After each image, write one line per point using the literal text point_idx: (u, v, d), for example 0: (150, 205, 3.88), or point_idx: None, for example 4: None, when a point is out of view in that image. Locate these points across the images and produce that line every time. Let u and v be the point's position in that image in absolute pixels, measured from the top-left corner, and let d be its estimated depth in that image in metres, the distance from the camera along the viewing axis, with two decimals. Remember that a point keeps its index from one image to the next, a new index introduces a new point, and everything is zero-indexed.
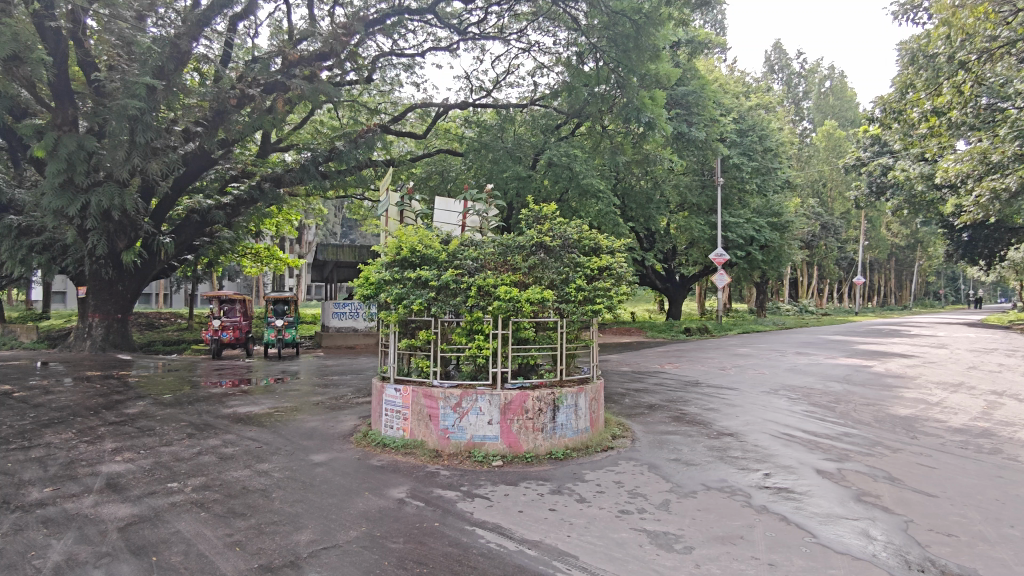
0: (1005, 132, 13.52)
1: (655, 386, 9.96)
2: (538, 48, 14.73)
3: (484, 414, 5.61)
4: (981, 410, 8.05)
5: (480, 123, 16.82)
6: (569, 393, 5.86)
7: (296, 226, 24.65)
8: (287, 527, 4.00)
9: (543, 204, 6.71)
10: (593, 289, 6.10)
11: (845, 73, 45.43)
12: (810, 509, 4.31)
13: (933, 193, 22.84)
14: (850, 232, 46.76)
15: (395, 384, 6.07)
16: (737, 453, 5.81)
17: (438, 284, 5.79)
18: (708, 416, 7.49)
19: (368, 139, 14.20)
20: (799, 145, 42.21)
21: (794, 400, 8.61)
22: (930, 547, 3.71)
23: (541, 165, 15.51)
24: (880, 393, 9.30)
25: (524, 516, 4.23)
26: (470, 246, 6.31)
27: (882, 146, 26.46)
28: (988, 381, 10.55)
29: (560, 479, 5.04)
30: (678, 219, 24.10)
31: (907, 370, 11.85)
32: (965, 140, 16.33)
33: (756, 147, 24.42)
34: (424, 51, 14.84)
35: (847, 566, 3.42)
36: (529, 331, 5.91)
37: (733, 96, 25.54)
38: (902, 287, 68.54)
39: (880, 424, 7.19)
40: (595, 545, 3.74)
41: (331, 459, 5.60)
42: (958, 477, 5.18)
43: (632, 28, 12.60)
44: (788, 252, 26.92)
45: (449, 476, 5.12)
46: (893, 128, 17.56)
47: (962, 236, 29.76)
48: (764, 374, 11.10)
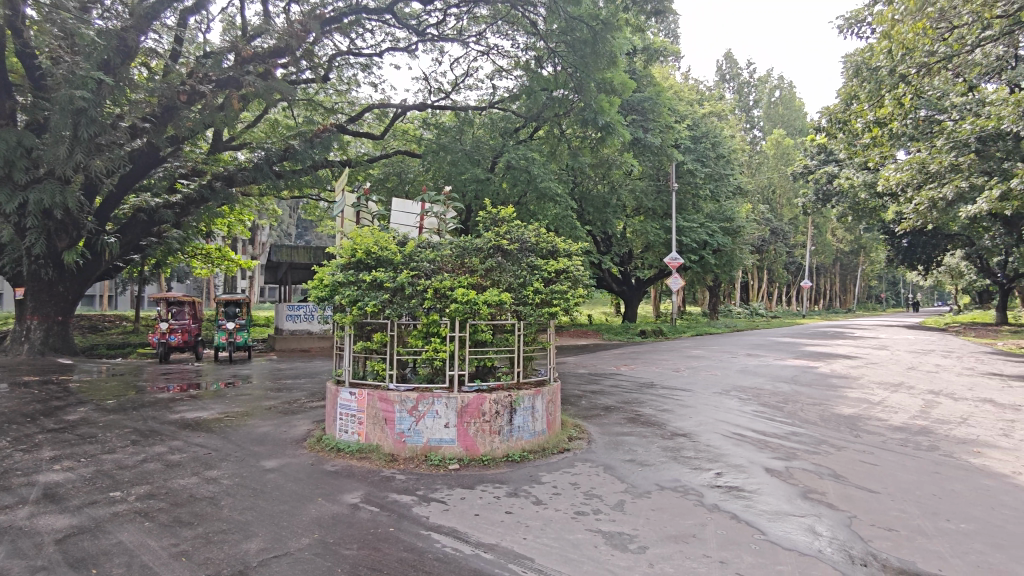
0: (941, 142, 14.50)
1: (611, 387, 10.07)
2: (498, 51, 14.77)
3: (440, 416, 5.57)
4: (919, 409, 8.41)
5: (438, 125, 16.69)
6: (527, 396, 5.87)
7: (249, 226, 24.05)
8: (236, 535, 3.89)
9: (500, 207, 6.73)
10: (550, 292, 6.14)
11: (793, 83, 47.01)
12: (759, 507, 4.42)
13: (875, 200, 23.79)
14: (798, 238, 48.33)
15: (350, 388, 5.99)
16: (690, 453, 5.92)
17: (393, 285, 5.73)
18: (662, 417, 7.62)
19: (325, 138, 13.97)
20: (750, 153, 43.47)
21: (744, 401, 8.82)
22: (872, 541, 3.84)
23: (500, 168, 15.50)
24: (825, 393, 9.62)
25: (480, 519, 4.21)
26: (427, 248, 6.28)
27: (828, 155, 27.51)
28: (926, 381, 11.04)
29: (517, 481, 5.06)
30: (633, 223, 24.41)
31: (851, 371, 12.31)
32: (905, 150, 17.07)
33: (709, 154, 25.03)
34: (382, 51, 14.69)
35: (794, 562, 3.51)
36: (486, 333, 5.88)
37: (687, 104, 26.08)
38: (846, 290, 71.07)
39: (825, 423, 7.44)
40: (551, 547, 3.75)
41: (283, 465, 5.48)
42: (898, 473, 5.39)
43: (590, 34, 12.70)
44: (740, 257, 27.59)
45: (405, 481, 5.06)
46: (839, 138, 18.22)
47: (902, 242, 31.03)
48: (717, 376, 11.34)
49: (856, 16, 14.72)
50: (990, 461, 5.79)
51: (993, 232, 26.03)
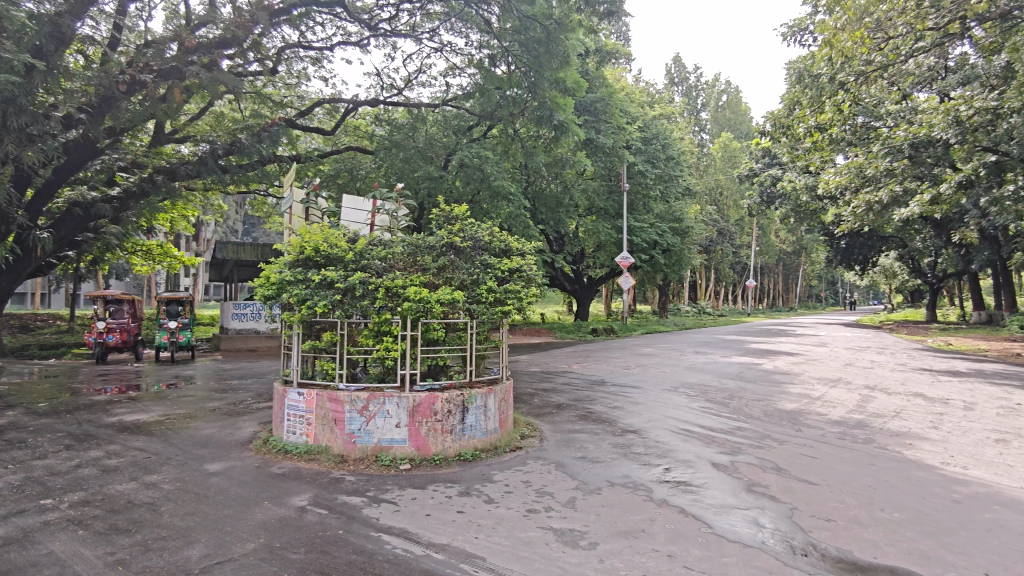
0: (877, 148, 15.23)
1: (563, 385, 10.16)
2: (451, 48, 14.65)
3: (392, 416, 5.50)
4: (856, 403, 8.77)
5: (390, 121, 16.45)
6: (479, 394, 5.85)
7: (192, 222, 23.28)
8: (178, 541, 3.76)
9: (453, 205, 6.70)
10: (503, 291, 6.13)
11: (739, 88, 48.50)
12: (706, 501, 4.53)
13: (816, 203, 24.74)
14: (744, 238, 49.81)
15: (298, 388, 5.85)
16: (640, 449, 6.01)
17: (344, 285, 5.63)
18: (613, 414, 7.72)
19: (272, 133, 13.60)
20: (698, 155, 44.63)
21: (691, 397, 9.03)
22: (812, 532, 3.99)
23: (453, 166, 15.47)
24: (768, 389, 9.93)
25: (432, 519, 4.18)
26: (379, 246, 6.18)
27: (772, 159, 28.54)
28: (862, 376, 11.54)
29: (469, 480, 5.04)
30: (586, 223, 24.61)
31: (792, 367, 12.75)
32: (843, 155, 17.82)
33: (660, 155, 25.55)
34: (333, 45, 14.37)
35: (739, 554, 3.61)
36: (438, 332, 5.84)
37: (638, 106, 26.49)
38: (789, 289, 73.60)
39: (769, 418, 7.67)
40: (503, 545, 3.75)
41: (227, 468, 5.31)
42: (837, 465, 5.60)
43: (543, 33, 12.76)
44: (688, 257, 28.23)
45: (355, 482, 4.97)
46: (782, 142, 18.86)
47: (841, 244, 32.32)
48: (666, 373, 11.57)
49: (799, 24, 15.23)
50: (921, 453, 6.07)
51: (923, 234, 27.35)
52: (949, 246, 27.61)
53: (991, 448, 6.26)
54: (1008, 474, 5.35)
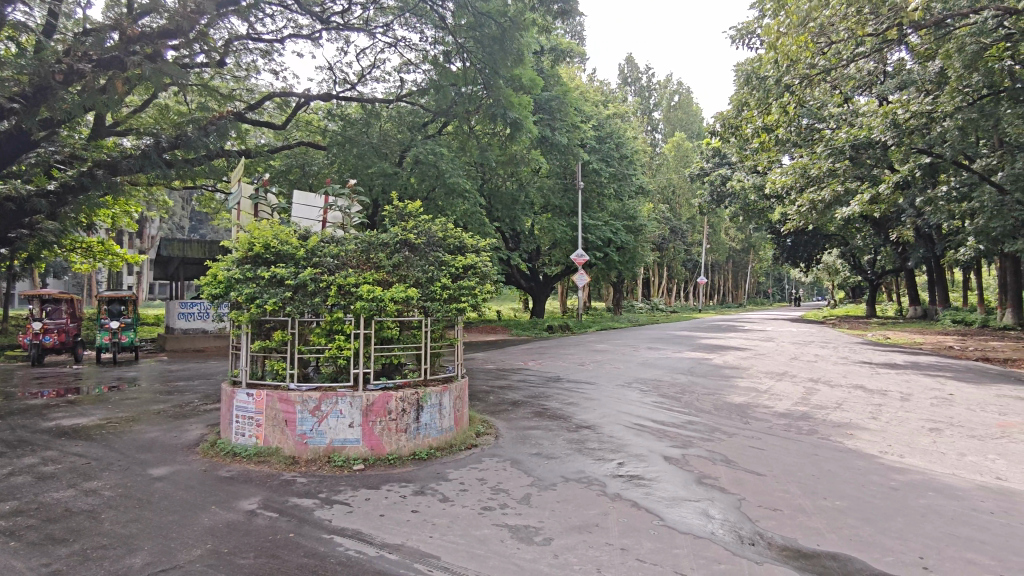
0: (821, 149, 15.76)
1: (519, 382, 10.20)
2: (406, 44, 14.48)
3: (345, 416, 5.41)
4: (801, 395, 9.08)
5: (343, 117, 16.08)
6: (434, 392, 5.81)
7: (135, 218, 22.44)
8: (119, 549, 3.62)
9: (407, 201, 6.63)
10: (457, 288, 6.11)
11: (690, 89, 49.52)
12: (658, 494, 4.61)
13: (763, 202, 25.51)
14: (695, 236, 50.97)
15: (248, 389, 5.69)
16: (594, 445, 6.08)
17: (294, 282, 5.49)
18: (568, 410, 7.79)
19: (220, 126, 13.23)
20: (651, 154, 45.42)
21: (644, 392, 9.18)
22: (759, 521, 4.10)
23: (408, 162, 15.38)
24: (718, 383, 10.19)
25: (385, 519, 4.13)
26: (331, 243, 6.05)
27: (721, 158, 29.27)
28: (806, 370, 11.95)
29: (423, 479, 5.01)
30: (541, 221, 24.70)
31: (740, 362, 13.11)
32: (789, 156, 18.40)
33: (613, 154, 25.93)
34: (283, 37, 14.04)
35: (689, 545, 3.68)
36: (392, 330, 5.77)
37: (593, 105, 26.76)
38: (738, 286, 75.63)
39: (718, 411, 7.87)
40: (457, 544, 3.74)
41: (173, 472, 5.14)
42: (783, 456, 5.78)
43: (498, 31, 12.80)
44: (642, 255, 28.67)
45: (307, 484, 4.88)
46: (731, 143, 19.35)
47: (786, 242, 33.44)
48: (620, 369, 11.75)
49: (748, 27, 15.58)
50: (861, 443, 6.32)
51: (863, 232, 28.52)
52: (887, 243, 28.84)
53: (926, 437, 6.57)
54: (941, 461, 5.61)
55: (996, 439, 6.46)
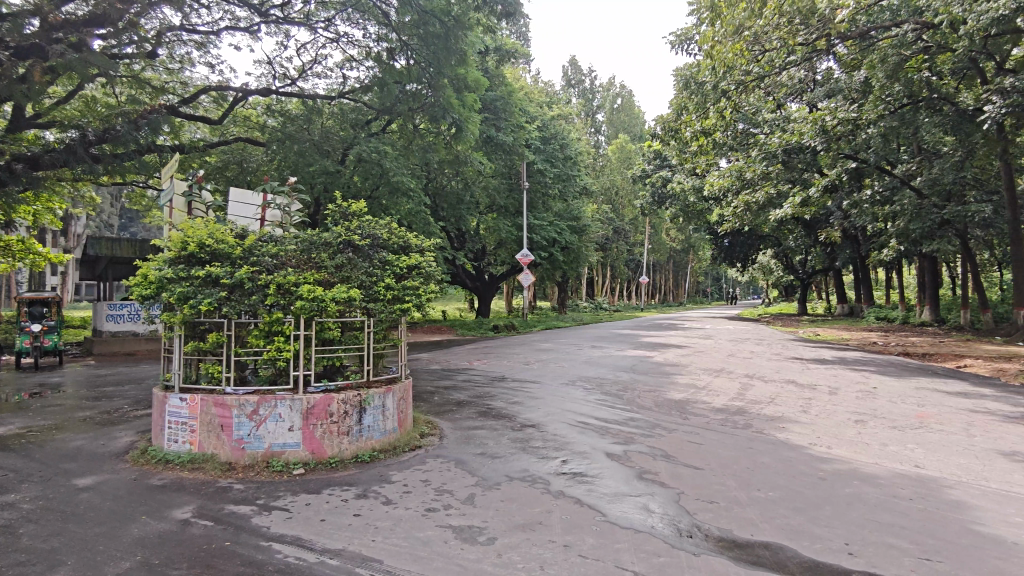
0: (756, 153, 16.32)
1: (464, 382, 10.17)
2: (348, 39, 14.23)
3: (284, 420, 5.28)
4: (737, 391, 9.40)
5: (283, 113, 15.69)
6: (377, 394, 5.74)
7: (58, 215, 21.24)
8: (39, 566, 3.42)
9: (351, 201, 6.52)
10: (401, 288, 6.05)
11: (632, 92, 50.52)
12: (601, 490, 4.69)
13: (702, 203, 26.34)
14: (637, 236, 52.08)
15: (180, 394, 5.47)
16: (538, 443, 6.13)
17: (231, 282, 5.30)
18: (512, 409, 7.81)
19: (152, 120, 12.69)
20: (594, 156, 46.12)
21: (588, 390, 9.31)
22: (697, 514, 4.22)
23: (351, 160, 15.15)
24: (659, 380, 10.45)
25: (326, 524, 4.05)
26: (269, 242, 5.88)
27: (662, 161, 30.00)
28: (742, 366, 12.38)
29: (366, 482, 4.93)
30: (487, 220, 24.72)
31: (680, 359, 13.47)
32: (726, 159, 19.02)
33: (557, 155, 26.29)
34: (219, 30, 13.58)
35: (630, 540, 3.75)
36: (334, 331, 5.66)
37: (537, 105, 26.93)
38: (678, 285, 77.61)
39: (659, 408, 8.05)
40: (400, 546, 3.70)
41: (100, 482, 4.90)
42: (719, 450, 5.96)
43: (442, 30, 12.80)
44: (586, 255, 29.08)
45: (244, 490, 4.73)
46: (671, 145, 19.85)
47: (724, 242, 34.60)
48: (565, 367, 11.87)
49: (686, 33, 16.00)
50: (793, 435, 6.58)
51: (795, 233, 29.76)
52: (817, 244, 30.20)
53: (852, 428, 6.90)
54: (866, 452, 5.91)
55: (914, 429, 6.86)
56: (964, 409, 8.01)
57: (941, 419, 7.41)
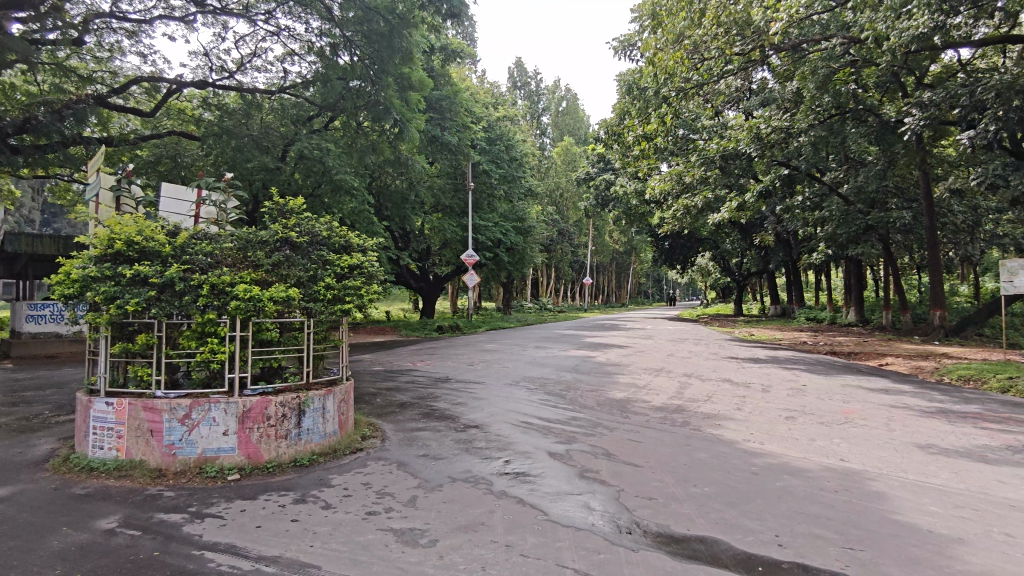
0: (695, 159, 16.80)
1: (407, 384, 10.05)
2: (289, 33, 13.87)
3: (218, 424, 5.10)
4: (676, 389, 9.64)
5: (220, 106, 15.16)
6: (316, 396, 5.62)
7: None
8: None
9: (289, 197, 6.36)
10: (342, 288, 5.96)
11: (577, 96, 51.16)
12: (543, 489, 4.72)
13: (643, 206, 26.93)
14: (581, 238, 52.78)
15: (106, 398, 5.21)
16: (481, 443, 6.13)
17: (160, 281, 5.07)
18: (455, 410, 7.78)
19: (77, 111, 12.02)
20: (540, 158, 46.49)
21: (531, 390, 9.37)
22: (636, 511, 4.30)
23: (292, 157, 14.79)
24: (601, 379, 10.60)
25: (262, 531, 3.93)
26: (203, 240, 5.66)
27: (605, 164, 30.52)
28: (681, 365, 12.72)
29: (305, 487, 4.81)
30: (432, 220, 24.57)
31: (621, 359, 13.72)
32: (666, 163, 19.48)
33: (503, 156, 26.39)
34: (152, 18, 13.01)
35: (571, 537, 3.80)
36: (272, 332, 5.51)
37: (484, 106, 26.91)
38: (621, 286, 79.05)
39: (600, 407, 8.17)
40: (339, 551, 3.63)
41: (16, 493, 4.62)
42: (659, 448, 6.09)
43: (386, 27, 12.63)
44: (530, 255, 29.25)
45: (174, 497, 4.55)
46: (614, 149, 20.21)
47: (664, 244, 35.48)
48: (509, 368, 11.90)
49: (629, 40, 16.34)
50: (728, 432, 6.78)
51: (732, 237, 30.81)
52: (752, 248, 31.32)
53: (782, 424, 7.18)
54: (796, 447, 6.15)
55: (840, 424, 7.19)
56: (885, 405, 8.45)
57: (865, 415, 7.79)
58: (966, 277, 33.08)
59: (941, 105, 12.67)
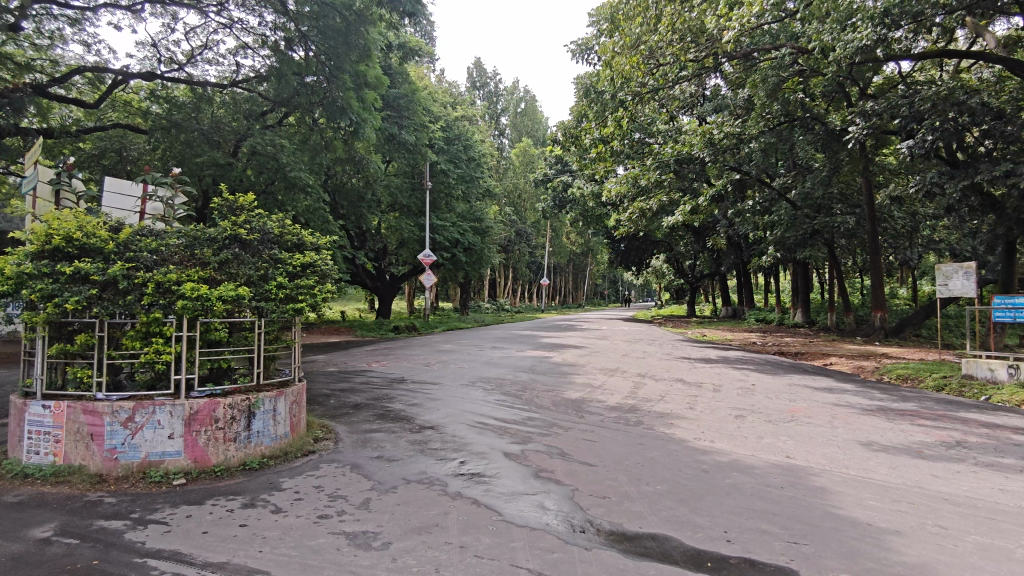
0: (650, 162, 17.10)
1: (361, 384, 9.91)
2: (242, 26, 13.52)
3: (163, 427, 4.93)
4: (631, 389, 9.78)
5: (169, 99, 14.70)
6: (267, 398, 5.49)
7: None
8: None
9: (239, 194, 6.19)
10: (295, 287, 5.84)
11: (535, 97, 51.38)
12: (498, 489, 4.72)
13: (600, 208, 27.22)
14: (539, 240, 53.06)
15: (43, 401, 4.98)
16: (436, 444, 6.10)
17: (102, 279, 4.88)
18: (410, 411, 7.72)
19: (14, 100, 11.49)
20: (498, 158, 46.56)
21: (487, 391, 9.37)
22: (589, 509, 4.34)
23: (244, 153, 14.44)
24: (557, 380, 10.67)
25: (209, 537, 3.82)
26: (148, 236, 5.45)
27: (563, 166, 30.77)
28: (636, 365, 12.90)
29: (254, 491, 4.70)
30: (388, 219, 24.38)
31: (577, 359, 13.84)
32: (623, 166, 19.75)
33: (461, 155, 26.32)
34: (96, 6, 12.50)
35: (525, 538, 3.81)
36: (221, 332, 5.36)
37: (442, 105, 26.77)
38: (577, 287, 79.80)
39: (556, 407, 8.23)
40: (289, 556, 3.55)
41: None
42: (613, 447, 6.17)
43: (342, 23, 12.41)
44: (488, 256, 29.26)
45: (116, 504, 4.37)
46: (572, 151, 20.39)
47: (620, 246, 35.99)
48: (465, 369, 11.85)
49: (586, 43, 16.52)
50: (680, 430, 6.92)
51: (685, 239, 31.49)
52: (705, 250, 32.03)
53: (732, 423, 7.36)
54: (745, 444, 6.32)
55: (787, 423, 7.40)
56: (829, 403, 8.75)
57: (810, 413, 8.05)
58: (905, 280, 34.51)
59: (883, 115, 13.13)
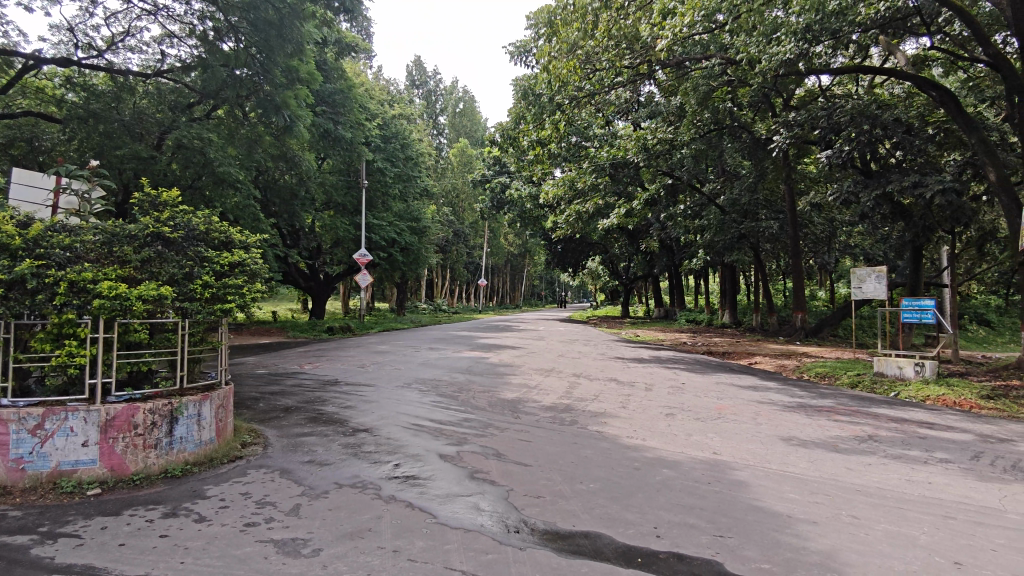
0: (586, 165, 17.37)
1: (292, 387, 9.64)
2: (168, 13, 12.91)
3: (76, 434, 4.66)
4: (567, 389, 9.91)
5: (86, 87, 13.86)
6: (191, 402, 5.26)
7: None
8: None
9: (162, 189, 5.91)
10: (222, 286, 5.63)
11: (474, 98, 51.28)
12: (432, 492, 4.69)
13: (538, 210, 27.42)
14: (477, 240, 52.99)
15: None
16: (370, 447, 5.99)
17: (8, 277, 4.55)
18: (344, 414, 7.56)
19: None
20: (436, 158, 46.21)
21: (423, 392, 9.30)
22: (524, 509, 4.37)
23: (169, 146, 13.84)
24: (493, 380, 10.69)
25: (126, 549, 3.63)
26: (61, 231, 5.13)
27: (500, 167, 30.84)
28: (571, 365, 13.08)
29: (176, 500, 4.49)
30: (323, 218, 23.81)
31: (514, 360, 13.92)
32: (560, 168, 19.99)
33: (398, 154, 25.98)
34: None
35: (460, 539, 3.80)
36: (141, 333, 5.11)
37: (378, 103, 26.36)
38: (515, 288, 80.21)
39: (492, 408, 8.24)
40: (213, 566, 3.42)
41: None
42: (547, 446, 6.23)
43: (276, 16, 12.00)
44: (425, 256, 28.99)
45: (21, 517, 4.10)
46: (510, 153, 20.45)
47: (557, 248, 36.39)
48: (401, 369, 11.72)
49: (524, 46, 16.64)
50: (613, 429, 7.05)
51: (620, 241, 32.20)
52: (639, 253, 32.78)
53: (663, 421, 7.55)
54: (675, 442, 6.50)
55: (715, 420, 7.66)
56: (753, 401, 9.11)
57: (736, 410, 8.37)
58: (824, 283, 36.37)
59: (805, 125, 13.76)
